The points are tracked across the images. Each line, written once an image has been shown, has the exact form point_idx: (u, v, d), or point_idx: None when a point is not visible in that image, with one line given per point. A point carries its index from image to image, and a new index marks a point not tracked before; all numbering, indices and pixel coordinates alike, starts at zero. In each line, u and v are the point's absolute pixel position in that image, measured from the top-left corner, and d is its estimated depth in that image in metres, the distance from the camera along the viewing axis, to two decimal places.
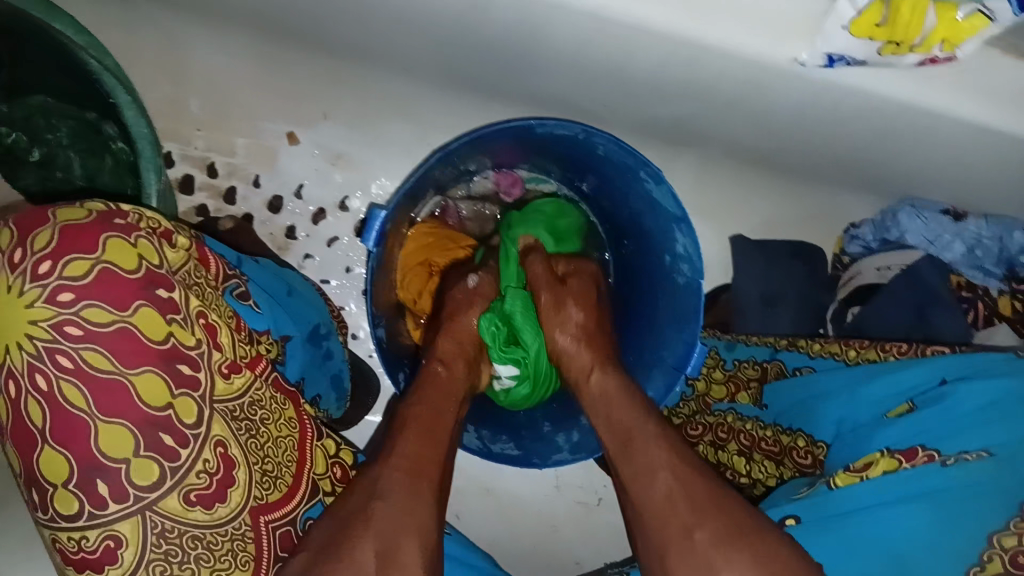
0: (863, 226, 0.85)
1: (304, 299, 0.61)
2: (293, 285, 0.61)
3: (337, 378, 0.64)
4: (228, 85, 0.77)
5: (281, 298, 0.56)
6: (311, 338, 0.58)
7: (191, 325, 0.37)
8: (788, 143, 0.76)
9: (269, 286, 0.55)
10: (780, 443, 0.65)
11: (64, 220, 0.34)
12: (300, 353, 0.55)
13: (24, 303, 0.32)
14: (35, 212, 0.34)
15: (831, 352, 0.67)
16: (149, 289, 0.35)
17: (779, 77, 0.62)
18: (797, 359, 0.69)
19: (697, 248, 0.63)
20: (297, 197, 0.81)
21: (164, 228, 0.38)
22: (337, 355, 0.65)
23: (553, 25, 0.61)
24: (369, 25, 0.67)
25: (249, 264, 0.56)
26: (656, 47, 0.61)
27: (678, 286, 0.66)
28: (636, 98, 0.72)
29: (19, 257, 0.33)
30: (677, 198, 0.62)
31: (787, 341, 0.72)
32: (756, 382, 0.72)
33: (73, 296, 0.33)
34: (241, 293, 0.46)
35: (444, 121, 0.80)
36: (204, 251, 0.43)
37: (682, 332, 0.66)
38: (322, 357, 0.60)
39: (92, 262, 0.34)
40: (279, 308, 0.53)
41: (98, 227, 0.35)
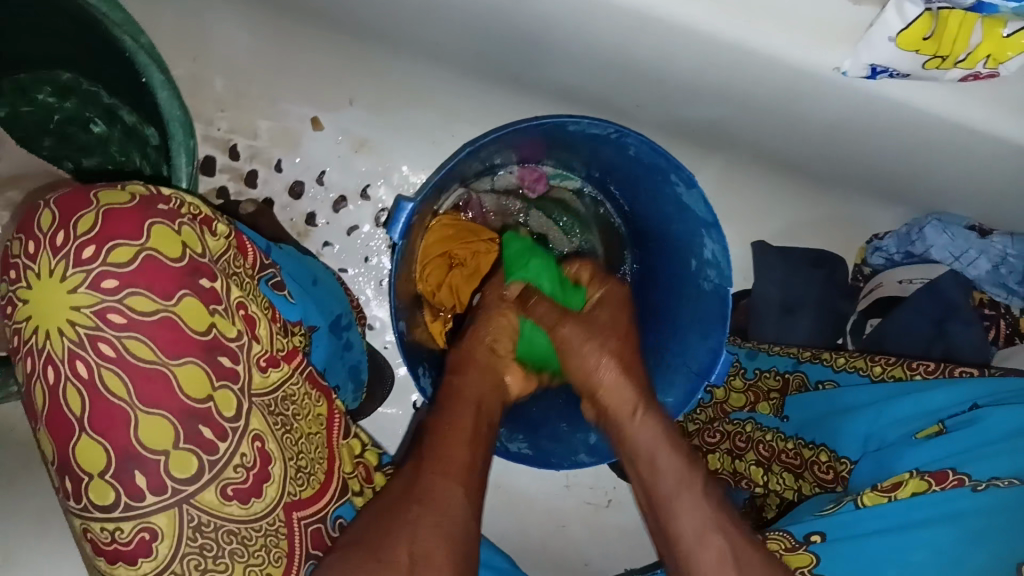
0: (887, 239, 0.84)
1: (330, 290, 0.60)
2: (321, 275, 0.61)
3: (356, 369, 0.64)
4: (256, 66, 0.76)
5: (309, 288, 0.55)
6: (335, 327, 0.58)
7: (232, 315, 0.37)
8: (817, 151, 0.75)
9: (298, 276, 0.55)
10: (800, 456, 0.64)
11: (107, 203, 0.33)
12: (324, 348, 0.54)
13: (67, 287, 0.32)
14: (78, 193, 0.34)
15: (856, 366, 0.66)
16: (192, 278, 0.35)
17: (816, 86, 0.62)
18: (820, 372, 0.68)
19: (727, 254, 0.62)
20: (319, 183, 0.80)
21: (204, 214, 0.38)
22: (357, 346, 0.65)
23: (593, 23, 0.60)
24: (404, 12, 0.67)
25: (280, 253, 0.55)
26: (694, 48, 0.60)
27: (707, 292, 0.66)
28: (669, 99, 0.71)
29: (62, 240, 0.32)
30: (709, 204, 0.61)
31: (811, 353, 0.71)
32: (776, 393, 0.71)
33: (117, 283, 0.33)
34: (274, 281, 0.45)
35: (471, 113, 0.79)
36: (242, 238, 0.42)
37: (710, 338, 0.65)
38: (343, 345, 0.60)
39: (136, 249, 0.33)
40: (309, 301, 0.52)
41: (143, 211, 0.34)
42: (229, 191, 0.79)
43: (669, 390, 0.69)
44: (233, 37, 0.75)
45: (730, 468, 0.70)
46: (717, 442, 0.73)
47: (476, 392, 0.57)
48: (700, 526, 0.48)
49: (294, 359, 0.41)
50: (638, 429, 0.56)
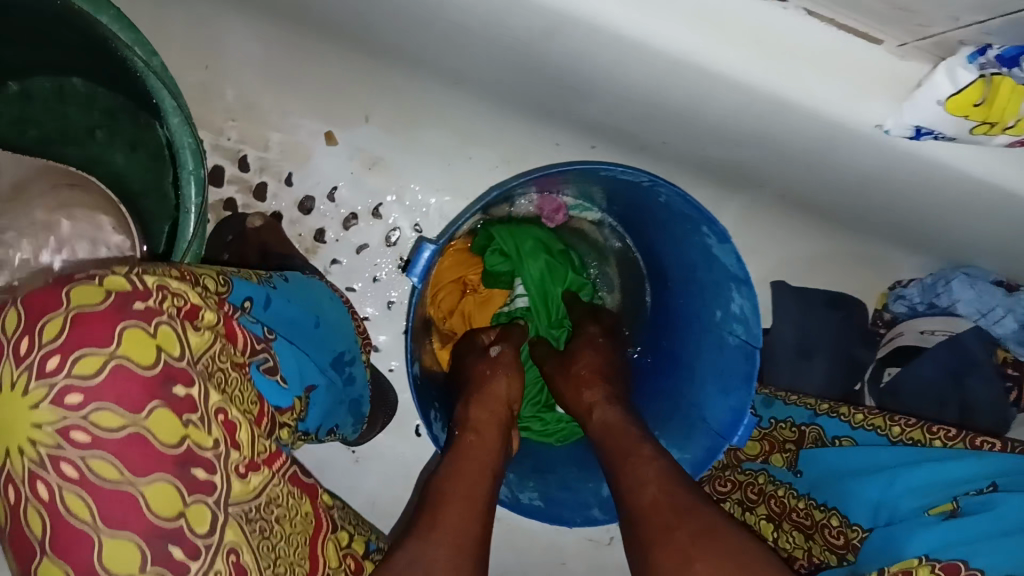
0: (911, 287, 0.82)
1: (329, 319, 0.58)
2: (324, 301, 0.59)
3: (357, 403, 0.64)
4: (268, 76, 0.73)
5: (306, 332, 0.53)
6: (333, 365, 0.56)
7: (210, 424, 0.34)
8: (846, 199, 0.73)
9: (298, 318, 0.52)
10: (810, 517, 0.62)
11: (78, 305, 0.30)
12: (317, 402, 0.52)
13: (28, 403, 0.29)
14: (50, 289, 0.30)
15: (874, 425, 0.63)
16: (166, 387, 0.32)
17: (849, 138, 0.60)
18: (838, 427, 0.65)
19: (756, 312, 0.60)
20: (329, 199, 0.78)
21: (189, 306, 0.35)
22: (359, 381, 0.64)
23: (625, 64, 0.58)
24: (427, 41, 0.65)
25: (281, 287, 0.53)
26: (729, 94, 0.59)
27: (728, 346, 0.63)
28: (696, 140, 0.68)
29: (25, 348, 0.29)
30: (741, 259, 0.59)
31: (828, 406, 0.69)
32: (792, 444, 0.69)
33: (82, 398, 0.30)
34: (266, 367, 0.43)
35: (489, 137, 0.76)
36: (232, 326, 0.39)
37: (730, 396, 0.62)
38: (343, 377, 0.59)
39: (104, 358, 0.30)
40: (305, 359, 0.49)
41: (114, 314, 0.31)
42: (238, 203, 0.77)
43: (682, 443, 0.67)
44: (246, 48, 0.72)
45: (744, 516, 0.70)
46: (734, 495, 0.72)
47: (489, 457, 0.58)
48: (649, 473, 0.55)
49: (274, 462, 0.39)
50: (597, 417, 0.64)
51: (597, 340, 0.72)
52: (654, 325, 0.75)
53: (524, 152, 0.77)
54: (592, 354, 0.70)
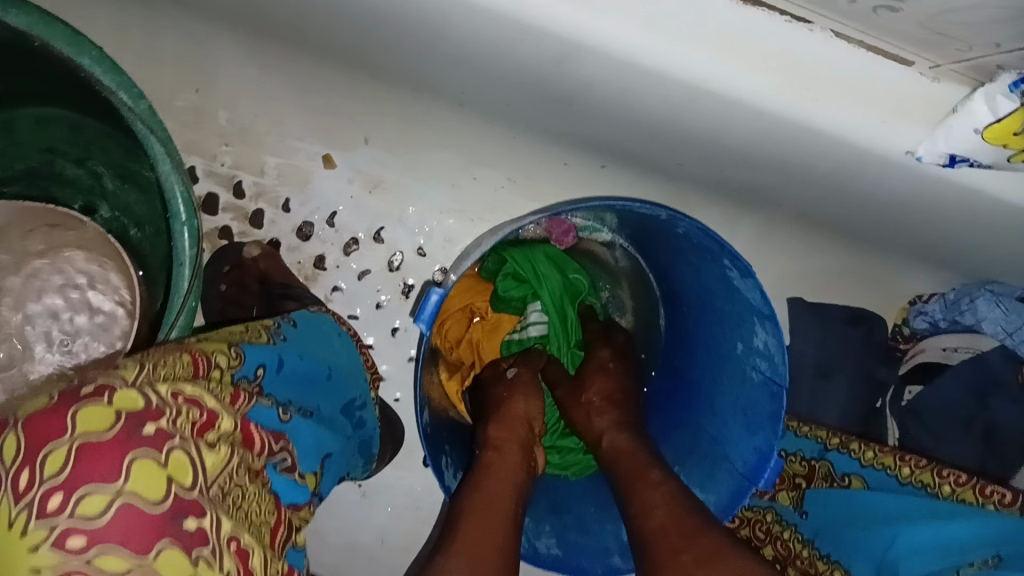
0: (932, 303, 0.79)
1: (340, 364, 0.56)
2: (332, 343, 0.57)
3: (367, 444, 0.61)
4: (263, 98, 0.69)
5: (318, 388, 0.51)
6: (344, 413, 0.54)
7: (222, 557, 0.30)
8: (869, 220, 0.70)
9: (312, 374, 0.50)
10: (814, 567, 0.58)
11: (83, 433, 0.28)
12: (332, 467, 0.50)
13: (27, 545, 0.26)
14: (54, 411, 0.28)
15: (884, 463, 0.62)
16: (174, 523, 0.29)
17: (878, 165, 0.58)
18: (847, 463, 0.64)
19: (783, 350, 0.56)
20: (328, 224, 0.75)
21: (205, 416, 0.34)
22: (369, 423, 0.61)
23: (642, 91, 0.55)
24: (431, 66, 0.61)
25: (291, 339, 0.51)
26: (753, 120, 0.55)
27: (752, 382, 0.60)
28: (715, 162, 0.65)
29: (24, 484, 0.26)
30: (766, 294, 0.55)
31: (838, 440, 0.67)
32: (801, 481, 0.67)
33: (84, 542, 0.27)
34: (282, 466, 0.41)
35: (496, 157, 0.73)
36: (248, 431, 0.38)
37: (754, 436, 0.59)
38: (355, 422, 0.57)
39: (109, 496, 0.28)
40: (319, 425, 0.48)
41: (121, 444, 0.29)
42: (234, 231, 0.74)
43: (706, 484, 0.64)
44: (241, 70, 0.68)
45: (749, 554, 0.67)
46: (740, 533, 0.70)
47: (514, 472, 0.58)
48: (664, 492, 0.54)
49: None
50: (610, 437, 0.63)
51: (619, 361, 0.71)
52: (671, 350, 0.73)
53: (532, 173, 0.73)
54: (613, 374, 0.69)
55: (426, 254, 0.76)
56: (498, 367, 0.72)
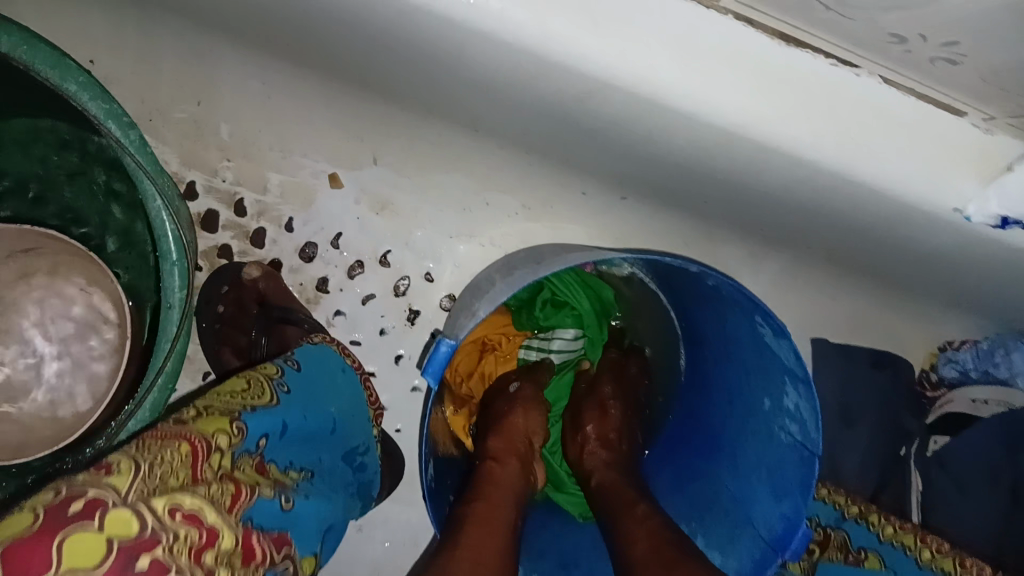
0: (963, 351, 0.75)
1: (344, 410, 0.56)
2: (337, 385, 0.58)
3: (366, 487, 0.61)
4: (266, 114, 0.66)
5: (320, 445, 0.51)
6: (344, 460, 0.55)
7: None
8: (903, 267, 0.66)
9: (316, 430, 0.51)
10: None
11: (70, 569, 0.29)
12: (335, 530, 0.52)
13: None
14: (42, 538, 0.29)
15: (903, 543, 0.66)
16: None
17: (921, 219, 0.54)
18: (866, 538, 0.67)
19: (817, 415, 0.52)
20: (333, 245, 0.71)
21: (201, 536, 0.36)
22: (370, 463, 0.61)
23: (672, 131, 0.51)
24: (446, 91, 0.57)
25: (293, 392, 0.51)
26: (791, 167, 0.51)
27: (780, 443, 0.56)
28: (744, 202, 0.61)
29: None
30: (801, 356, 0.51)
31: (857, 509, 0.71)
32: (814, 552, 0.69)
33: None
34: (281, 571, 0.44)
35: (510, 183, 0.69)
36: (249, 544, 0.39)
37: (782, 502, 0.55)
38: (356, 469, 0.58)
39: None
40: (317, 493, 0.49)
41: None
42: (234, 250, 0.71)
43: (726, 547, 0.60)
44: (243, 85, 0.64)
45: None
46: None
47: (512, 485, 0.60)
48: (650, 526, 0.55)
49: None
50: (601, 472, 0.65)
51: (628, 387, 0.72)
52: (693, 384, 0.69)
53: (547, 201, 0.69)
54: (617, 402, 0.70)
55: (434, 279, 0.73)
56: (498, 392, 0.71)
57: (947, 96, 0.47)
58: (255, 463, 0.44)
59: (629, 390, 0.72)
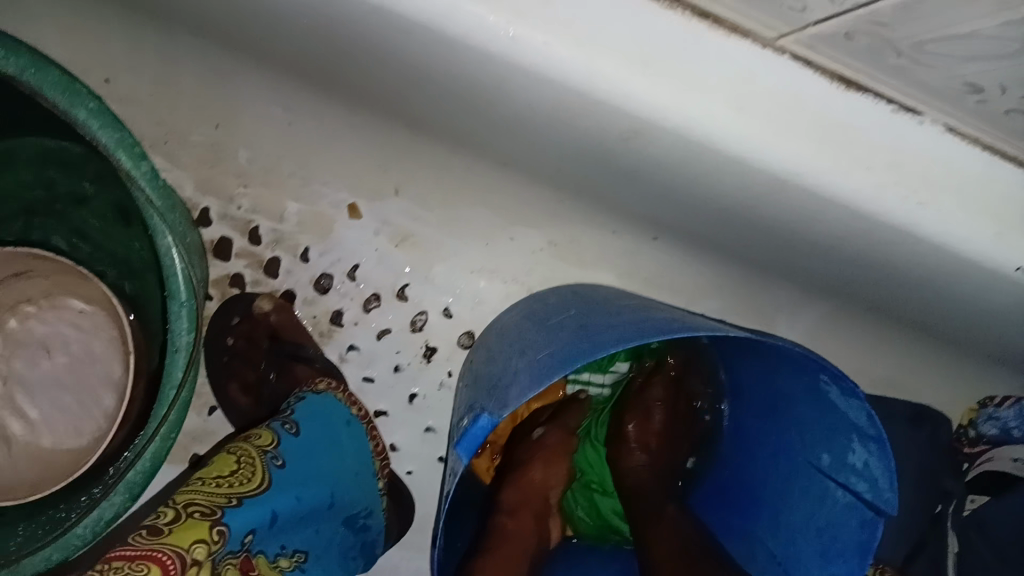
0: (1007, 408, 0.71)
1: (347, 476, 0.54)
2: (339, 445, 0.56)
3: (369, 545, 0.58)
4: (287, 140, 0.63)
5: (314, 522, 0.49)
6: (344, 526, 0.53)
7: None
8: (947, 322, 0.63)
9: (308, 511, 0.48)
10: None
11: None
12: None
13: None
14: None
15: None
16: None
17: (976, 279, 0.51)
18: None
19: (891, 481, 0.49)
20: (349, 277, 0.68)
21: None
22: (377, 522, 0.58)
23: (718, 176, 0.48)
24: (475, 123, 0.54)
25: (288, 465, 0.49)
26: (843, 221, 0.48)
27: (835, 501, 0.53)
28: (785, 251, 0.58)
29: None
30: (874, 417, 0.48)
31: None
32: None
33: None
34: None
35: (538, 219, 0.66)
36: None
37: (830, 569, 0.53)
38: (359, 532, 0.55)
39: None
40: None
41: None
42: (246, 279, 0.67)
43: None
44: (265, 110, 0.62)
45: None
46: None
47: (521, 545, 0.60)
48: None
49: None
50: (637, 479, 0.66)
51: (680, 395, 0.68)
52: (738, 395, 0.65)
53: (576, 239, 0.66)
54: (663, 411, 0.68)
55: (453, 315, 0.69)
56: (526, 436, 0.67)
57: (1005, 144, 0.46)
58: (237, 563, 0.41)
59: (679, 394, 0.68)
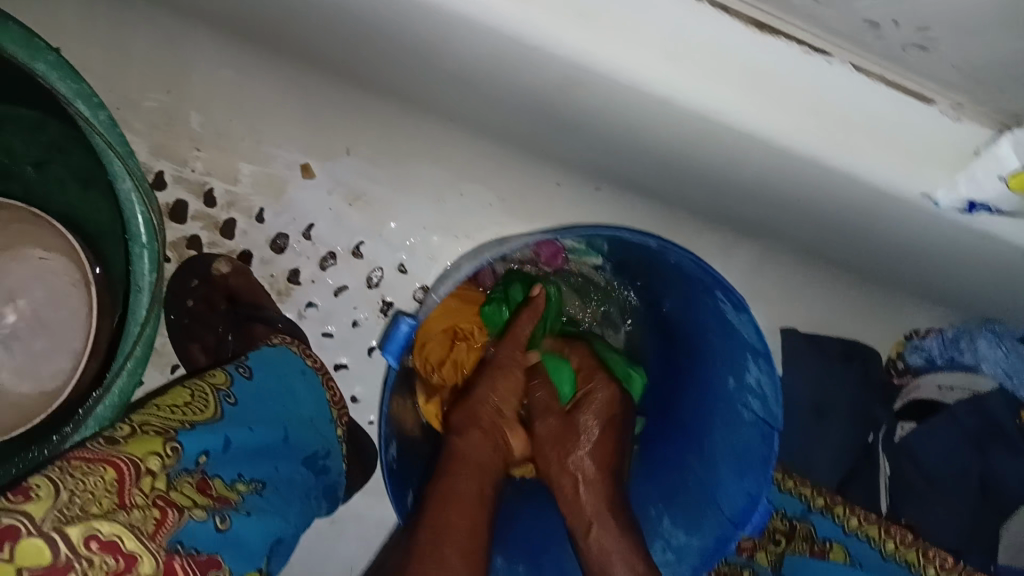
0: (930, 338, 0.75)
1: (300, 421, 0.57)
2: (293, 393, 0.58)
3: (329, 487, 0.61)
4: (238, 102, 0.65)
5: (271, 458, 0.51)
6: (304, 466, 0.55)
7: None
8: (872, 257, 0.67)
9: (261, 444, 0.51)
10: None
11: None
12: (290, 544, 0.52)
13: None
14: None
15: (869, 535, 0.71)
16: None
17: (894, 208, 0.55)
18: (830, 529, 0.71)
19: (776, 388, 0.58)
20: (304, 237, 0.70)
21: (119, 561, 0.35)
22: (335, 466, 0.62)
23: (648, 120, 0.52)
24: (421, 78, 0.57)
25: (240, 403, 0.52)
26: (765, 157, 0.52)
27: (744, 420, 0.61)
28: (719, 194, 0.62)
29: None
30: (760, 329, 0.57)
31: (824, 501, 0.73)
32: (780, 539, 0.73)
33: None
34: None
35: (486, 174, 0.68)
36: (173, 568, 0.38)
37: (744, 480, 0.60)
38: (317, 474, 0.58)
39: None
40: (265, 506, 0.48)
41: None
42: (202, 240, 0.68)
43: (690, 528, 0.63)
44: (214, 72, 0.64)
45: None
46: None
47: (477, 457, 0.67)
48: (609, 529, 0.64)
49: None
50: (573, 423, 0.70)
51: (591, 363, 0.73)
52: (665, 329, 0.72)
53: (523, 192, 0.69)
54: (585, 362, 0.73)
55: (407, 271, 0.71)
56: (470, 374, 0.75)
57: (920, 87, 0.48)
58: (194, 482, 0.43)
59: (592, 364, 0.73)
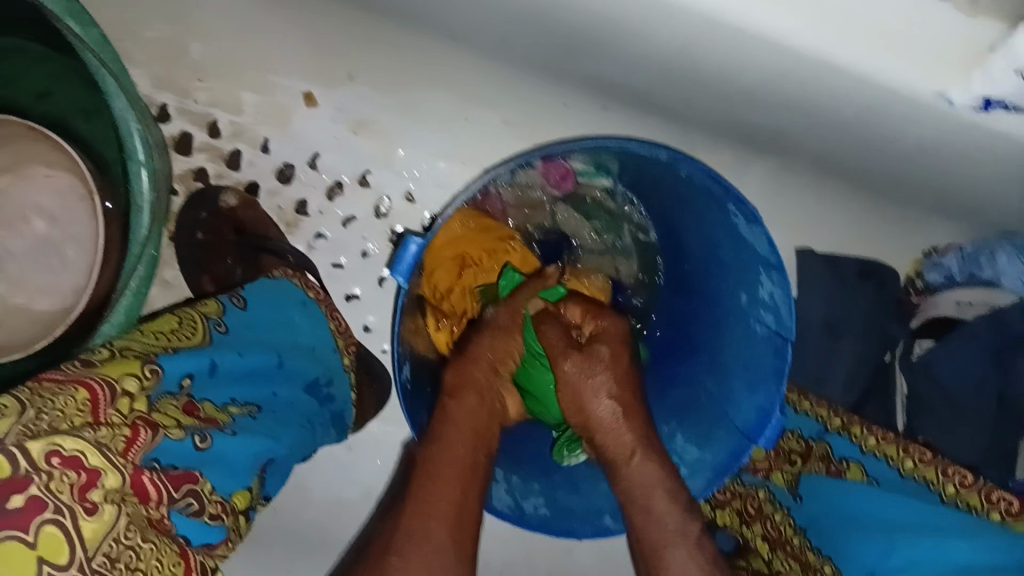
0: (948, 255, 0.74)
1: (297, 348, 0.57)
2: (289, 322, 0.58)
3: (338, 416, 0.61)
4: (238, 26, 0.65)
5: (267, 383, 0.52)
6: (305, 392, 0.56)
7: None
8: (887, 168, 0.65)
9: (253, 369, 0.51)
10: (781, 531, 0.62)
11: None
12: (286, 469, 0.52)
13: None
14: None
15: (885, 454, 0.62)
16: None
17: (910, 109, 0.53)
18: (847, 448, 0.63)
19: (790, 302, 0.57)
20: (311, 167, 0.70)
21: (85, 475, 0.35)
22: (342, 390, 0.62)
23: (648, 23, 0.51)
24: None
25: (232, 332, 0.52)
26: (770, 58, 0.51)
27: (757, 335, 0.60)
28: (728, 103, 0.60)
29: None
30: (773, 241, 0.56)
31: (840, 421, 0.67)
32: (798, 458, 0.67)
33: None
34: (190, 509, 0.41)
35: (491, 95, 0.67)
36: (145, 483, 0.38)
37: (756, 395, 0.60)
38: (323, 402, 0.58)
39: None
40: (259, 428, 0.48)
41: None
42: (209, 173, 0.69)
43: (703, 443, 0.65)
44: None
45: (739, 529, 0.68)
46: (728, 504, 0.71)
47: (469, 418, 0.59)
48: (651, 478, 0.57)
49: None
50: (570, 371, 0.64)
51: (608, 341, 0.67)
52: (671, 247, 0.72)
53: (530, 112, 0.68)
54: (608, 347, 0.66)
55: (415, 199, 0.71)
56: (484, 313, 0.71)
57: None
58: (179, 405, 0.44)
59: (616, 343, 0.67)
